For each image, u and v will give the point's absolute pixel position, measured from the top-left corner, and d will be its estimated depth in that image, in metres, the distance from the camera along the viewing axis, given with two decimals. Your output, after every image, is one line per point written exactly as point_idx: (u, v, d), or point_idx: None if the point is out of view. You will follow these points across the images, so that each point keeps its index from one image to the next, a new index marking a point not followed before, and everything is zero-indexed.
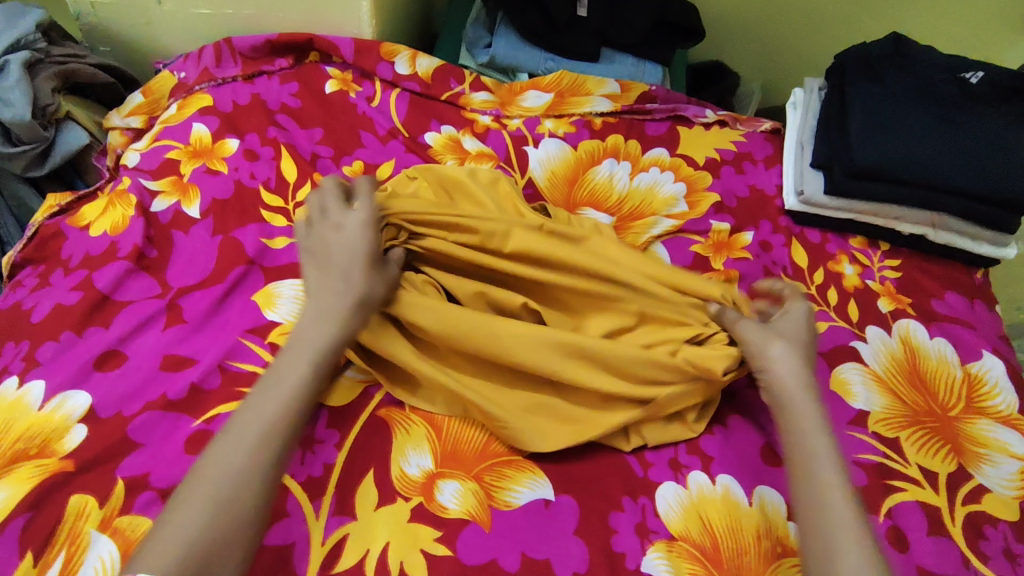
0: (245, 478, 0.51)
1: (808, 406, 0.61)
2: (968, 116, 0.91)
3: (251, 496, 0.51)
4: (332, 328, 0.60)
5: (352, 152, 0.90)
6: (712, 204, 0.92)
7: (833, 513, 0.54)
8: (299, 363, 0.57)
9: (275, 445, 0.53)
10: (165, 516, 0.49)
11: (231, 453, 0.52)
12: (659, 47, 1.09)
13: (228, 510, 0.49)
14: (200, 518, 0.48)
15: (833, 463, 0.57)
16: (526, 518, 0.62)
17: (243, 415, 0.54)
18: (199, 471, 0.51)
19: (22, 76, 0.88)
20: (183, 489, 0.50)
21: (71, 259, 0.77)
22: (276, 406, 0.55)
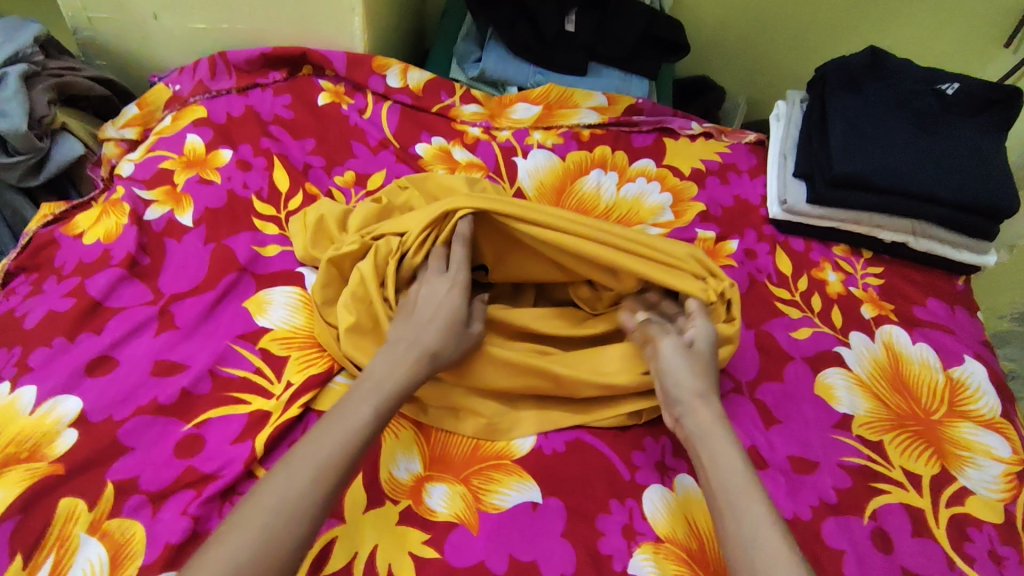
0: (302, 509, 0.48)
1: (726, 443, 0.59)
2: (943, 127, 0.94)
3: (298, 530, 0.48)
4: (404, 371, 0.59)
5: (343, 162, 0.91)
6: (697, 214, 0.94)
7: (762, 545, 0.51)
8: (367, 403, 0.56)
9: (331, 483, 0.50)
10: (220, 531, 0.47)
11: (292, 482, 0.49)
12: (645, 62, 1.12)
13: (278, 537, 0.47)
14: (250, 541, 0.46)
15: (754, 493, 0.55)
16: (514, 521, 0.62)
17: (308, 444, 0.52)
18: (257, 490, 0.49)
19: (19, 88, 0.89)
20: (236, 510, 0.48)
21: (65, 266, 0.77)
22: (340, 442, 0.53)
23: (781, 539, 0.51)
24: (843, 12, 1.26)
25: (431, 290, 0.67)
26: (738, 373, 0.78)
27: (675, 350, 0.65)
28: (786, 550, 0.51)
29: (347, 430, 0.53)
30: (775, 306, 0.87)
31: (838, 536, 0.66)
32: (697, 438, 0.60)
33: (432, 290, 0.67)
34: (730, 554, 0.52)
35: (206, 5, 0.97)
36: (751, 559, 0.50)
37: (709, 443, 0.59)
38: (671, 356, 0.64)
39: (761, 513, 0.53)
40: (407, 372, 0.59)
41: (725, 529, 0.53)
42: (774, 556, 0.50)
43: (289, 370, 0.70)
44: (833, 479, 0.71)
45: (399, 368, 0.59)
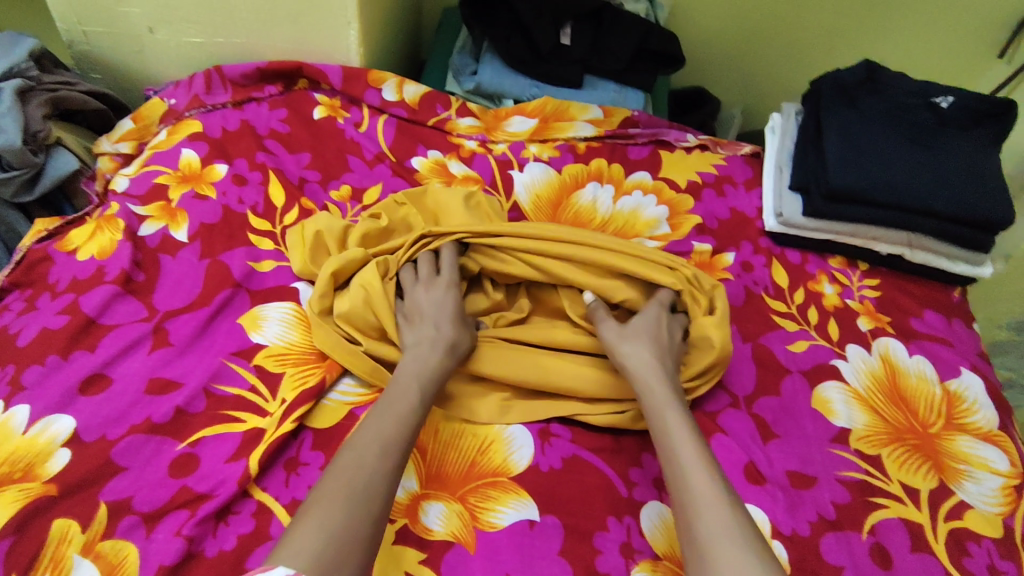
0: (376, 481, 0.53)
1: (668, 404, 0.63)
2: (938, 140, 0.94)
3: (377, 497, 0.52)
4: (429, 358, 0.65)
5: (339, 176, 0.91)
6: (693, 226, 0.94)
7: (696, 486, 0.55)
8: (412, 392, 0.61)
9: (398, 455, 0.55)
10: (304, 511, 0.49)
11: (366, 459, 0.54)
12: (641, 75, 1.12)
13: (361, 508, 0.50)
14: (341, 511, 0.49)
15: (693, 444, 0.59)
16: (511, 540, 0.62)
17: (366, 431, 0.56)
18: (331, 473, 0.52)
19: (13, 103, 0.89)
20: (315, 492, 0.51)
21: (59, 283, 0.77)
22: (395, 425, 0.57)
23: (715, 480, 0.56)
24: (837, 24, 1.27)
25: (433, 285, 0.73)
26: (735, 388, 0.78)
27: (615, 333, 0.71)
28: (717, 490, 0.55)
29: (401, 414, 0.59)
30: (772, 319, 0.87)
31: (837, 552, 0.66)
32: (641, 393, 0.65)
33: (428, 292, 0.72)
34: (672, 491, 0.57)
35: (203, 19, 0.98)
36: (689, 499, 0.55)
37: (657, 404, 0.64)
38: (616, 340, 0.70)
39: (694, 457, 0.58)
40: (434, 360, 0.65)
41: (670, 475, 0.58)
42: (706, 493, 0.54)
43: (284, 387, 0.69)
44: (831, 494, 0.70)
45: (429, 362, 0.65)
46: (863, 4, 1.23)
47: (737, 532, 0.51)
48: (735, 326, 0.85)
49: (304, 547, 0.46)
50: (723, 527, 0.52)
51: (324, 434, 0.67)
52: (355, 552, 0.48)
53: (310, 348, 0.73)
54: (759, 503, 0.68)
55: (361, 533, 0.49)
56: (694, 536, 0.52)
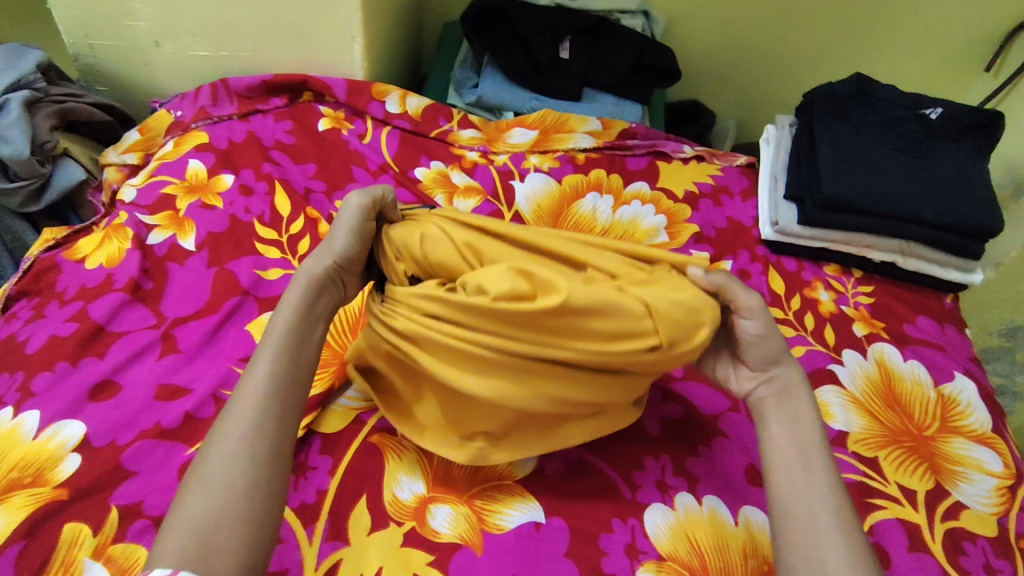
0: (238, 465, 0.49)
1: (802, 403, 0.60)
2: (928, 151, 0.96)
3: (243, 487, 0.48)
4: (300, 300, 0.59)
5: (344, 187, 0.93)
6: (691, 235, 0.96)
7: (818, 500, 0.54)
8: (266, 356, 0.55)
9: (270, 431, 0.52)
10: (178, 501, 0.48)
11: (226, 443, 0.50)
12: (638, 88, 1.14)
13: (241, 498, 0.48)
14: (212, 503, 0.47)
15: (820, 451, 0.57)
16: (517, 541, 0.62)
17: (231, 413, 0.52)
18: (206, 457, 0.50)
19: (22, 114, 0.90)
20: (186, 480, 0.49)
21: (67, 291, 0.78)
22: (259, 396, 0.53)
23: (836, 496, 0.54)
24: (827, 38, 1.30)
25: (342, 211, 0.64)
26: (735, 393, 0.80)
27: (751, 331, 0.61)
28: (836, 510, 0.53)
29: (255, 385, 0.53)
30: None
31: None
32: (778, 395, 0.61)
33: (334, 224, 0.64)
34: (788, 514, 0.54)
35: (209, 33, 0.99)
36: (811, 515, 0.53)
37: (791, 400, 0.61)
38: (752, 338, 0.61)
39: (827, 491, 0.54)
40: (298, 307, 0.59)
41: (787, 479, 0.56)
42: (832, 533, 0.52)
43: None
44: None
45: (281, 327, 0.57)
46: (853, 19, 1.26)
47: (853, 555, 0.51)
48: None
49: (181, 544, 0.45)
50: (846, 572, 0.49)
51: (331, 439, 0.69)
52: (227, 544, 0.46)
53: None
54: (760, 505, 0.69)
55: (234, 521, 0.47)
56: (810, 553, 0.51)
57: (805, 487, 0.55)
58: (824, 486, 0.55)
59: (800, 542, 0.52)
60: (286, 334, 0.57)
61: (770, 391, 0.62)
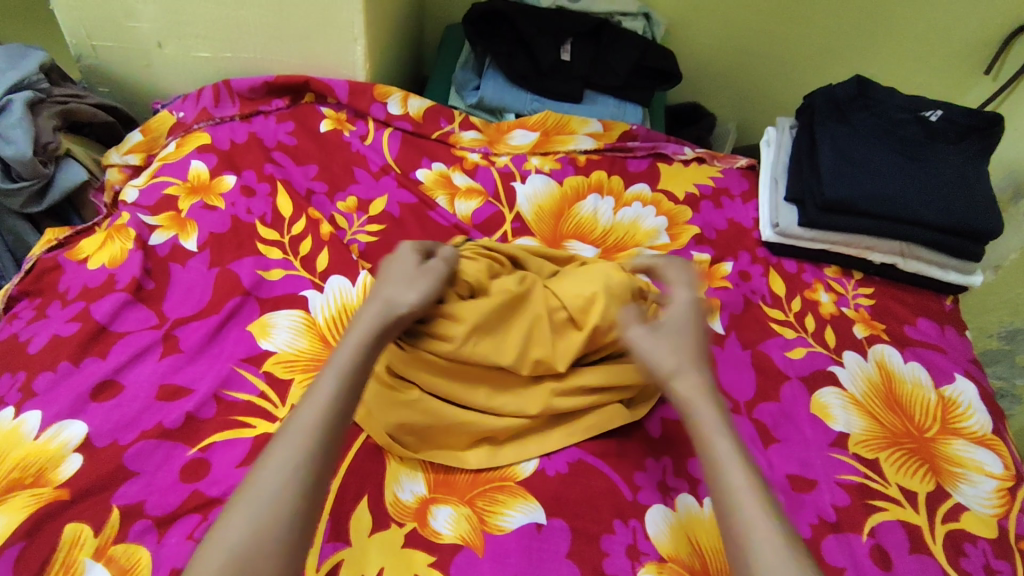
0: (285, 494, 0.48)
1: (693, 387, 0.56)
2: (928, 152, 0.97)
3: (287, 513, 0.48)
4: (368, 335, 0.57)
5: (346, 188, 0.93)
6: (692, 236, 0.97)
7: (730, 476, 0.51)
8: (327, 383, 0.54)
9: (318, 462, 0.50)
10: (222, 517, 0.48)
11: (279, 467, 0.49)
12: (639, 90, 1.15)
13: (272, 520, 0.47)
14: (244, 525, 0.46)
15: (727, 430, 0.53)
16: (518, 542, 0.62)
17: (281, 440, 0.51)
18: (251, 477, 0.49)
19: (24, 115, 0.90)
20: (235, 498, 0.48)
21: (68, 292, 0.78)
22: (315, 421, 0.52)
23: (752, 480, 0.50)
24: (827, 41, 1.31)
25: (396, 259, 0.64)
26: (736, 394, 0.80)
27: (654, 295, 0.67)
28: (758, 498, 0.49)
29: (314, 413, 0.52)
30: (770, 327, 0.89)
31: (838, 554, 0.67)
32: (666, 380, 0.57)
33: (397, 269, 0.63)
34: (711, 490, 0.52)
35: (211, 35, 1.00)
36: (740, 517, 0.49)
37: (688, 382, 0.56)
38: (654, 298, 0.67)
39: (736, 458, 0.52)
40: (363, 342, 0.57)
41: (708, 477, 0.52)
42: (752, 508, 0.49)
43: (294, 393, 0.70)
44: (831, 497, 0.72)
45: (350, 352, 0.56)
46: (853, 22, 1.27)
47: (789, 549, 0.47)
48: (734, 333, 0.86)
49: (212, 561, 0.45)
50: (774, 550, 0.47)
51: None
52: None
53: (318, 353, 0.74)
54: None
55: (272, 551, 0.46)
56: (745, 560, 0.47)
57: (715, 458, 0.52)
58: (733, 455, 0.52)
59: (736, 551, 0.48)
60: (351, 364, 0.56)
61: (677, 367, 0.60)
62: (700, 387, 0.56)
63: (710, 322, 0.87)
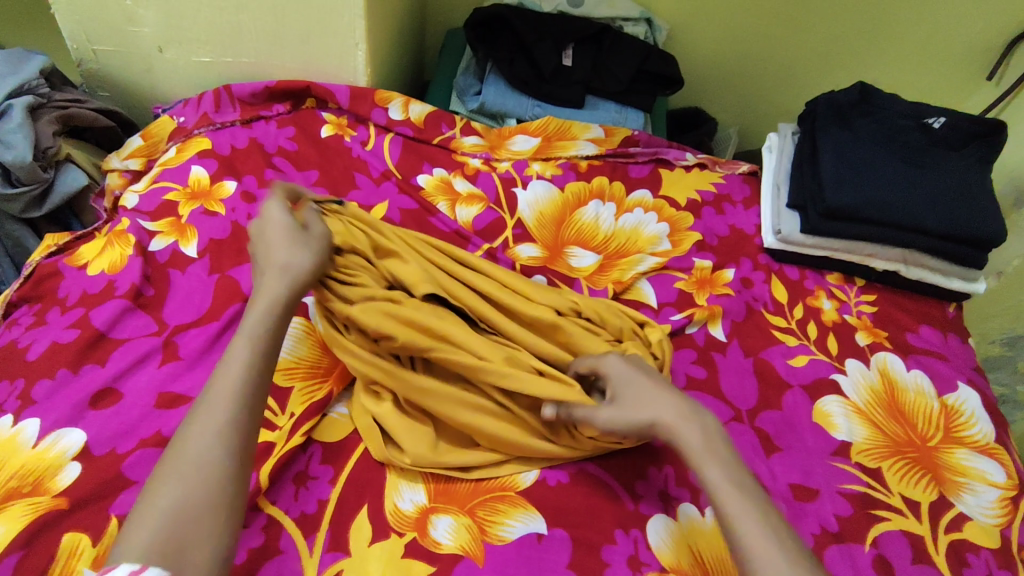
0: (213, 452, 0.51)
1: (692, 429, 0.59)
2: (931, 159, 0.97)
3: (217, 473, 0.50)
4: (268, 305, 0.60)
5: (346, 194, 0.92)
6: (694, 243, 0.96)
7: (725, 498, 0.54)
8: (241, 349, 0.57)
9: (237, 427, 0.53)
10: (149, 488, 0.49)
11: (199, 437, 0.51)
12: (641, 95, 1.15)
13: (203, 482, 0.49)
14: (175, 489, 0.48)
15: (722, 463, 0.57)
16: (519, 552, 0.62)
17: (201, 408, 0.53)
18: (174, 449, 0.51)
19: (24, 120, 0.90)
20: (158, 470, 0.50)
21: (68, 298, 0.77)
22: (234, 386, 0.54)
23: (751, 503, 0.54)
24: (829, 45, 1.30)
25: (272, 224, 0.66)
26: (738, 402, 0.79)
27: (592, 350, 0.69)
28: (755, 515, 0.53)
29: (228, 384, 0.54)
30: (772, 334, 0.88)
31: (840, 563, 0.66)
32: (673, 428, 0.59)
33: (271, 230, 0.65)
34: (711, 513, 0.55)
35: (212, 39, 1.00)
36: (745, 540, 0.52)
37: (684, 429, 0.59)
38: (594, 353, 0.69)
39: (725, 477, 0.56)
40: (271, 309, 0.60)
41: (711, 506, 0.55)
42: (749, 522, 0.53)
43: (294, 401, 0.70)
44: (833, 506, 0.71)
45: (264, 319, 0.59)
46: (855, 26, 1.26)
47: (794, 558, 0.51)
48: (736, 341, 0.86)
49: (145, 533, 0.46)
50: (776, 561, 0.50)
51: (333, 448, 0.69)
52: (200, 535, 0.47)
53: (317, 362, 0.74)
54: None
55: (203, 513, 0.48)
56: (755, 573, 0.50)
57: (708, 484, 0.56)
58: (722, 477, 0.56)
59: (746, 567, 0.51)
60: (263, 332, 0.58)
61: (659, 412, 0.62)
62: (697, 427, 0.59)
63: (711, 329, 0.86)
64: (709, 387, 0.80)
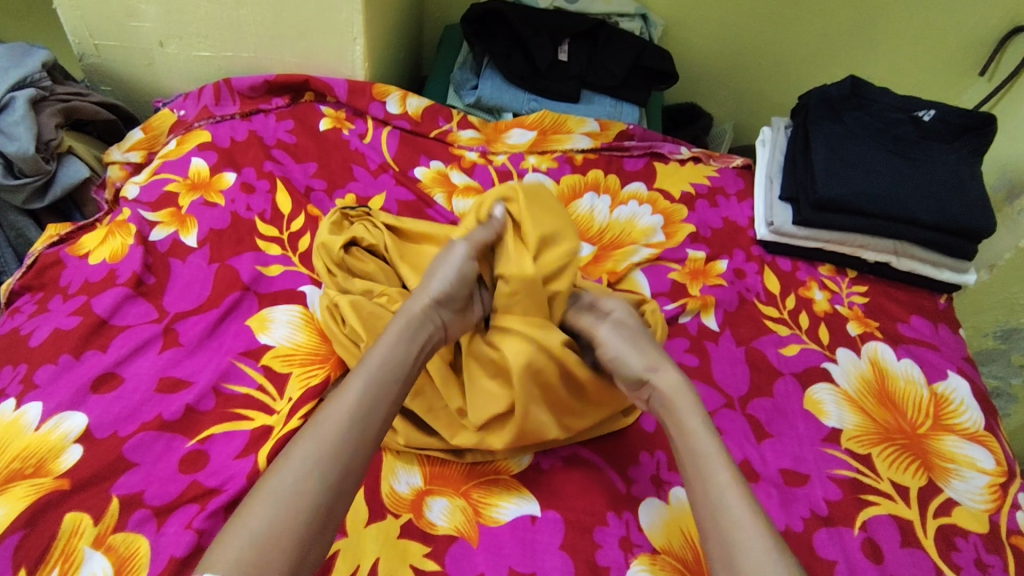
0: (308, 483, 0.50)
1: (692, 416, 0.61)
2: (921, 152, 0.98)
3: (309, 504, 0.49)
4: (386, 348, 0.60)
5: (344, 185, 0.94)
6: (688, 235, 0.98)
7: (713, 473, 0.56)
8: (360, 380, 0.57)
9: (334, 454, 0.52)
10: (240, 511, 0.49)
11: (302, 463, 0.51)
12: (636, 90, 1.16)
13: (291, 508, 0.49)
14: (264, 514, 0.48)
15: (720, 459, 0.57)
16: (513, 533, 0.63)
17: (309, 435, 0.53)
18: (272, 471, 0.51)
19: (27, 112, 0.91)
20: (255, 491, 0.50)
21: (70, 286, 0.79)
22: (342, 419, 0.54)
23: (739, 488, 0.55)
24: (822, 42, 1.32)
25: (449, 255, 0.68)
26: (730, 390, 0.81)
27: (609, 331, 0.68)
28: (744, 501, 0.54)
29: (341, 411, 0.55)
30: (764, 324, 0.89)
31: (829, 546, 0.67)
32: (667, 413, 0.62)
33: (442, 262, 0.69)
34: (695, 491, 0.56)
35: (212, 34, 1.01)
36: (729, 532, 0.52)
37: (677, 413, 0.61)
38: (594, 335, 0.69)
39: (720, 466, 0.56)
40: (393, 349, 0.60)
41: (696, 499, 0.56)
42: (732, 500, 0.54)
43: (293, 388, 0.71)
44: (823, 491, 0.72)
45: (388, 352, 0.60)
46: (848, 22, 1.27)
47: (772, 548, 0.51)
48: (729, 330, 0.87)
49: (228, 551, 0.46)
50: (751, 541, 0.51)
51: None
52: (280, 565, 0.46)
53: (317, 348, 0.75)
54: None
55: (290, 542, 0.48)
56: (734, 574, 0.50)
57: (696, 468, 0.57)
58: (712, 460, 0.57)
59: (722, 564, 0.52)
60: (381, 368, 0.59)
61: (666, 399, 0.62)
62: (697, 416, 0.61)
63: (704, 319, 0.88)
64: (702, 374, 0.81)
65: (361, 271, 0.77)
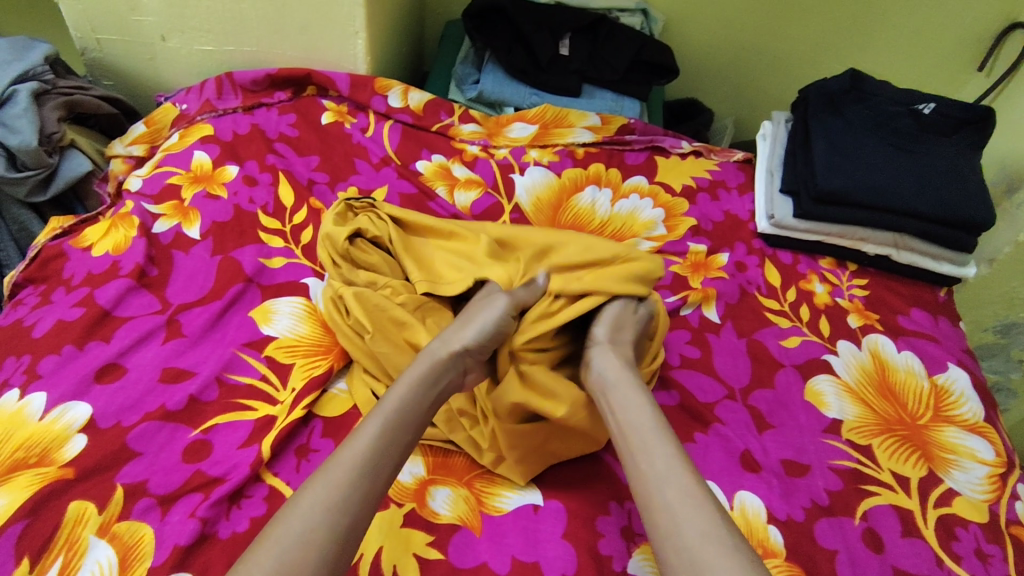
0: (319, 528, 0.47)
1: (635, 395, 0.62)
2: (921, 145, 0.98)
3: (320, 548, 0.47)
4: (406, 394, 0.59)
5: (346, 178, 0.94)
6: (689, 228, 0.98)
7: (656, 448, 0.56)
8: (373, 425, 0.55)
9: (351, 501, 0.50)
10: (246, 556, 0.46)
11: (313, 509, 0.48)
12: (637, 84, 1.16)
13: (302, 553, 0.46)
14: (274, 556, 0.45)
15: (664, 435, 0.58)
16: (515, 522, 0.63)
17: (321, 478, 0.51)
18: (280, 515, 0.48)
19: (29, 105, 0.91)
20: (264, 533, 0.47)
21: (73, 277, 0.79)
22: (356, 462, 0.52)
23: (685, 467, 0.55)
24: (824, 37, 1.32)
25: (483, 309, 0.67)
26: (731, 381, 0.81)
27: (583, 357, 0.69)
28: (691, 477, 0.54)
29: (358, 451, 0.53)
30: (765, 316, 0.90)
31: (830, 536, 0.68)
32: (608, 389, 0.63)
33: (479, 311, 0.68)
34: (636, 467, 0.56)
35: (215, 28, 1.01)
36: (674, 507, 0.52)
37: (622, 391, 0.62)
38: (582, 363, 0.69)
39: (666, 445, 0.57)
40: (417, 387, 0.60)
41: (638, 470, 0.56)
42: (680, 478, 0.54)
43: (295, 378, 0.71)
44: (825, 482, 0.73)
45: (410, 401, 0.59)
46: (848, 16, 1.28)
47: (722, 526, 0.50)
48: (730, 323, 0.88)
49: None
50: (698, 515, 0.51)
51: (333, 423, 0.69)
52: None
53: (320, 339, 0.75)
54: (754, 490, 0.70)
55: None
56: (680, 546, 0.49)
57: (639, 443, 0.57)
58: (655, 436, 0.58)
59: (667, 541, 0.50)
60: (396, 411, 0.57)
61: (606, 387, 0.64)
62: (643, 396, 0.62)
63: (705, 311, 0.88)
64: (703, 366, 0.82)
65: (368, 264, 0.77)
